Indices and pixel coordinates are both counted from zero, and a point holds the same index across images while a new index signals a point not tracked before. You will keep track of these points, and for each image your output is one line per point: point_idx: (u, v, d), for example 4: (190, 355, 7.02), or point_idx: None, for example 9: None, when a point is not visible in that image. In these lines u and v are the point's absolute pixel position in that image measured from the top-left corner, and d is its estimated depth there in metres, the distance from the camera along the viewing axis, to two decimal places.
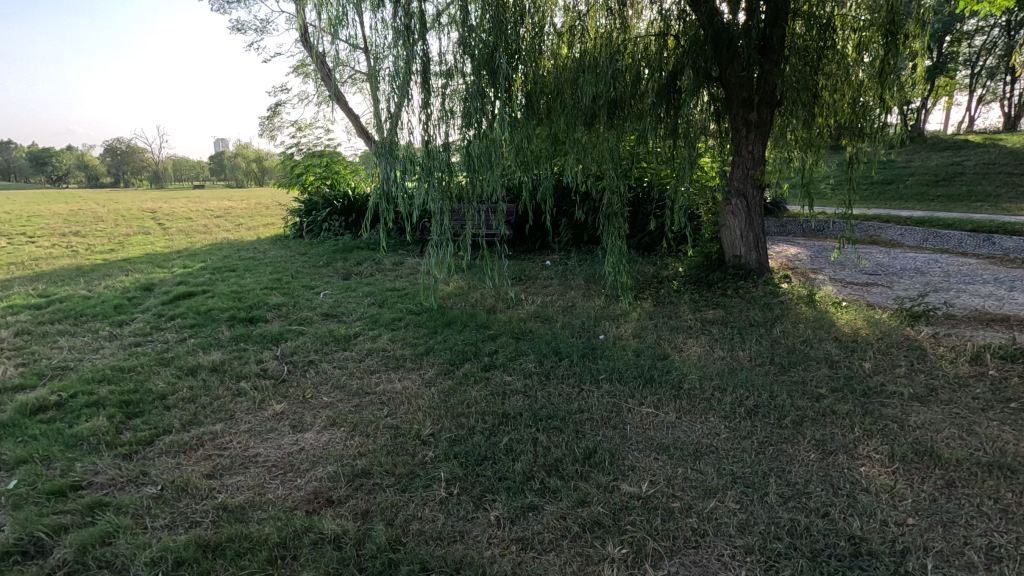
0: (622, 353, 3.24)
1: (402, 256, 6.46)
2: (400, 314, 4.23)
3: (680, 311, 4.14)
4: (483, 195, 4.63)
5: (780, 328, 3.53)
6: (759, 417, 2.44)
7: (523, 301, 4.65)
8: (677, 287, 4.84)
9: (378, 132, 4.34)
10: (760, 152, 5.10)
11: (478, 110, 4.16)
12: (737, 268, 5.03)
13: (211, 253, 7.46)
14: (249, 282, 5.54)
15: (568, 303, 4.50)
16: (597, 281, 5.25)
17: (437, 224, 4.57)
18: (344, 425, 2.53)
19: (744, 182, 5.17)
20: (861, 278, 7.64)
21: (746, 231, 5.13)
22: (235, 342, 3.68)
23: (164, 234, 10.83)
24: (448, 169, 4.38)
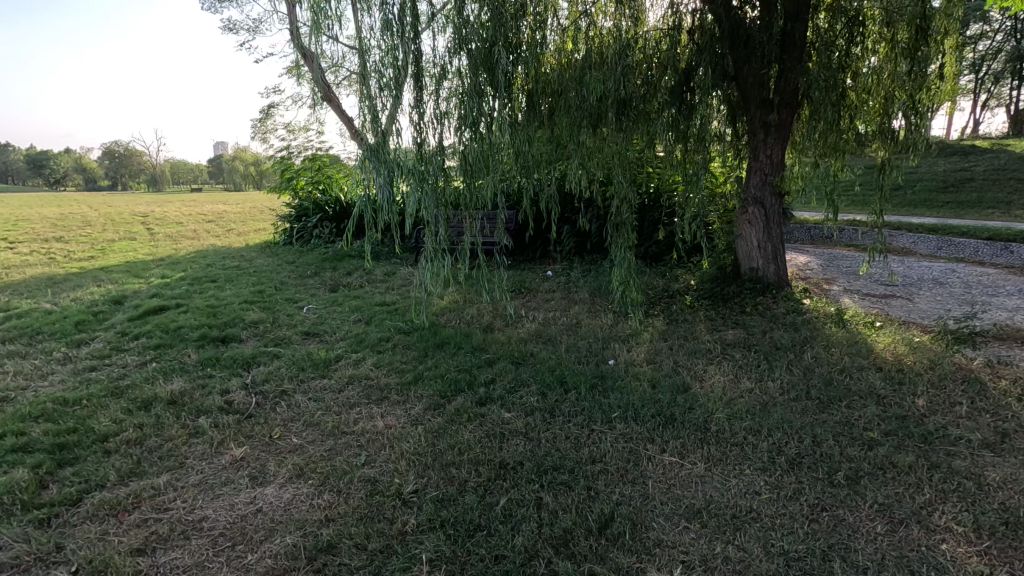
0: (636, 384, 2.86)
1: (394, 266, 6.08)
2: (388, 333, 3.85)
3: (697, 331, 3.76)
4: (481, 202, 4.25)
5: (813, 354, 3.15)
6: (805, 470, 2.05)
7: (524, 318, 4.27)
8: (690, 303, 4.46)
9: (364, 136, 3.92)
10: (779, 156, 4.67)
11: (476, 109, 3.80)
12: (754, 282, 4.66)
13: (194, 262, 7.07)
14: (228, 294, 5.14)
15: (572, 321, 4.12)
16: (603, 295, 4.87)
17: (432, 233, 4.14)
18: (313, 477, 2.15)
19: (762, 189, 4.73)
20: (878, 290, 7.27)
21: (764, 243, 4.74)
22: (201, 368, 3.29)
23: (151, 239, 10.52)
24: (442, 174, 4.00)
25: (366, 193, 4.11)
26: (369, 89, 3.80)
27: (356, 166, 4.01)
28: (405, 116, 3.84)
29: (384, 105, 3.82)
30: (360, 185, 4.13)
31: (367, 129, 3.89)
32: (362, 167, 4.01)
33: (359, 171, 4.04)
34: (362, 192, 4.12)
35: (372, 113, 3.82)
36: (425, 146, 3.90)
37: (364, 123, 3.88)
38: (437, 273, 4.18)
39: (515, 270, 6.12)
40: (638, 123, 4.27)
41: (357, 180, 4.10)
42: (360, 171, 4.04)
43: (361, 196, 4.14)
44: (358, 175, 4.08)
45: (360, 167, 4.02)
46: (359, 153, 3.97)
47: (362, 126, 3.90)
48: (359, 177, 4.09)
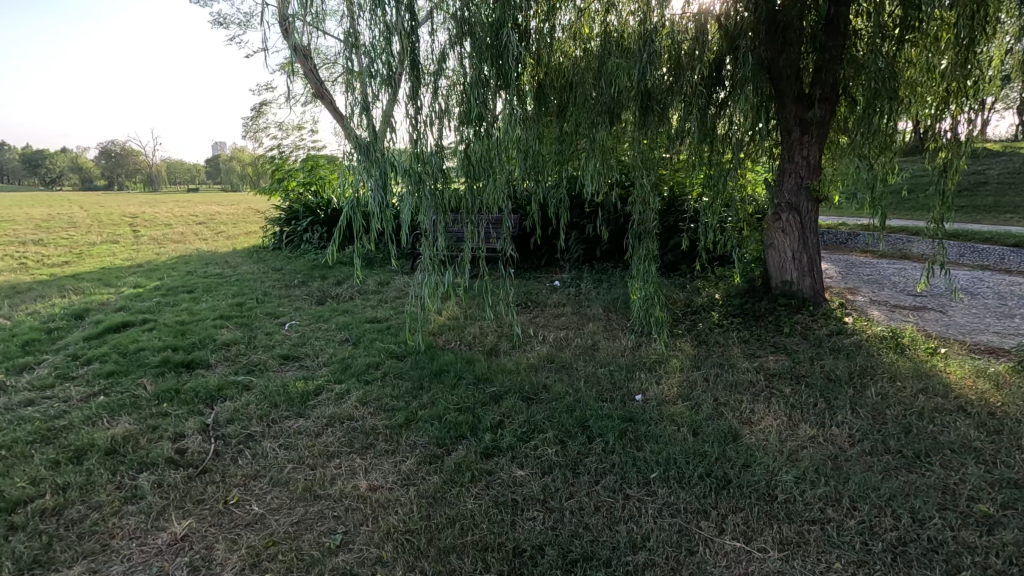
0: (674, 429, 2.38)
1: (389, 276, 5.58)
2: (378, 359, 3.36)
3: (733, 358, 3.28)
4: (484, 207, 3.75)
5: (879, 389, 2.66)
6: (914, 567, 1.57)
7: (533, 339, 3.78)
8: (718, 322, 3.99)
9: (352, 133, 3.41)
10: (817, 158, 4.20)
11: (480, 103, 3.35)
12: (788, 298, 4.19)
13: (173, 268, 6.57)
14: (203, 307, 4.65)
15: (588, 343, 3.63)
16: (620, 311, 4.39)
17: (429, 243, 3.66)
18: (274, 568, 1.67)
19: (797, 194, 4.26)
20: (908, 302, 6.77)
21: (799, 254, 4.26)
22: (155, 403, 2.79)
23: (134, 242, 10.02)
24: (442, 176, 3.52)
25: (353, 198, 3.59)
26: (357, 79, 3.33)
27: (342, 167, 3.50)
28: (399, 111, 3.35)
29: (377, 97, 3.33)
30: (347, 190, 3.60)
31: (356, 126, 3.39)
32: (349, 168, 3.49)
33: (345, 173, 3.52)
34: (349, 198, 3.60)
35: (361, 105, 3.33)
36: (421, 144, 3.40)
37: (352, 118, 3.38)
38: (434, 288, 3.69)
39: (520, 280, 5.64)
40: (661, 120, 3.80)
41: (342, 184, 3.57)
42: (348, 173, 3.53)
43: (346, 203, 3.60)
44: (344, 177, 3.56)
45: (347, 168, 3.51)
46: (345, 153, 3.45)
47: (348, 122, 3.40)
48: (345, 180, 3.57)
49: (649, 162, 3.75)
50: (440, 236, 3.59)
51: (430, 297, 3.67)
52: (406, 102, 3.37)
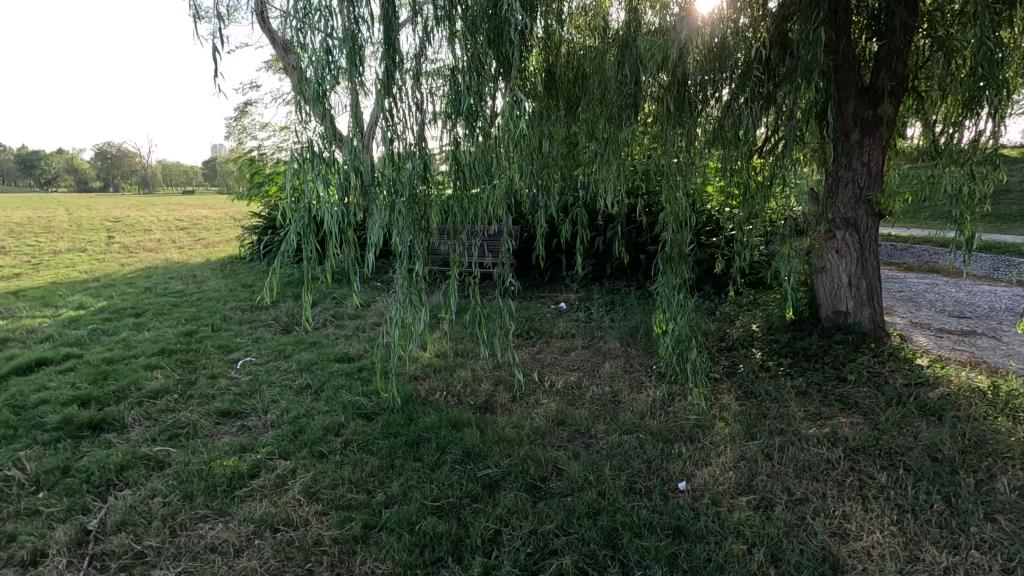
0: (746, 557, 1.66)
1: (371, 297, 4.87)
2: (341, 420, 2.62)
3: (795, 421, 2.57)
4: (476, 222, 3.00)
5: (1014, 483, 1.97)
6: None
7: (538, 386, 3.06)
8: (763, 365, 3.28)
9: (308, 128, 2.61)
10: (879, 165, 3.49)
11: (475, 95, 2.66)
12: (845, 335, 3.47)
13: (130, 285, 5.82)
14: (145, 337, 3.91)
15: (606, 396, 2.92)
16: (640, 347, 3.68)
17: (405, 269, 2.89)
18: None
19: (855, 209, 3.54)
20: (953, 325, 6.06)
21: (857, 280, 3.54)
22: (29, 493, 2.06)
23: (105, 251, 9.29)
24: (427, 185, 2.78)
25: (304, 215, 2.70)
26: (312, 58, 2.58)
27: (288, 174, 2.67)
28: (372, 101, 2.62)
29: (343, 84, 2.59)
30: (292, 203, 2.71)
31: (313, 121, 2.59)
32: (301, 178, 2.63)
33: (294, 182, 2.66)
34: (297, 215, 2.69)
35: (315, 92, 2.54)
36: (402, 141, 2.65)
37: (304, 110, 2.59)
38: (414, 324, 2.97)
39: (521, 302, 4.93)
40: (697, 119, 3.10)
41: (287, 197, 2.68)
42: (297, 182, 2.66)
43: (292, 221, 2.67)
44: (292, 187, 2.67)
45: (296, 177, 2.65)
46: (295, 155, 2.63)
47: (300, 116, 2.61)
48: (293, 191, 2.67)
49: (684, 169, 3.04)
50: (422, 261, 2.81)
51: (409, 336, 2.93)
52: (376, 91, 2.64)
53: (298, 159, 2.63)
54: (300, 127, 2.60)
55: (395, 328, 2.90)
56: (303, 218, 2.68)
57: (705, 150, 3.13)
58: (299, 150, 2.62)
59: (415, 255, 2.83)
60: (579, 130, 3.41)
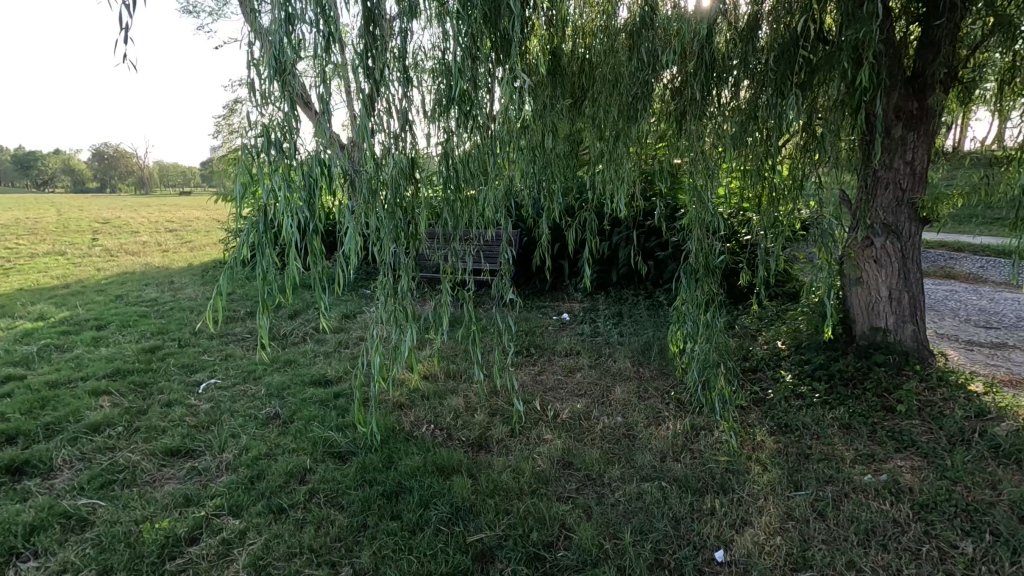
0: None
1: (357, 308, 4.47)
2: (309, 461, 2.23)
3: (845, 465, 2.18)
4: (468, 229, 2.60)
5: None
6: None
7: (540, 417, 2.67)
8: (797, 392, 2.88)
9: (269, 113, 2.08)
10: (924, 164, 3.09)
11: (469, 79, 2.26)
12: (886, 356, 3.07)
13: (99, 292, 5.41)
14: (101, 354, 3.50)
15: (620, 431, 2.52)
16: (654, 369, 3.29)
17: (387, 284, 2.46)
18: None
19: (896, 212, 3.14)
20: (981, 336, 5.68)
21: (898, 293, 3.14)
22: None
23: (84, 254, 8.86)
24: (411, 185, 2.37)
25: (260, 220, 2.12)
26: (265, 28, 2.08)
27: (238, 168, 2.10)
28: (346, 78, 2.14)
29: (310, 58, 2.12)
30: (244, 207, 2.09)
31: (273, 102, 2.07)
32: (257, 175, 2.06)
33: (246, 180, 2.08)
34: (251, 220, 2.11)
35: (273, 67, 2.05)
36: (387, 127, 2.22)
37: (260, 90, 2.07)
38: (398, 348, 2.55)
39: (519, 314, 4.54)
40: (721, 109, 2.73)
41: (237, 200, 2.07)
42: (251, 181, 2.07)
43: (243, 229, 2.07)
44: (243, 186, 2.07)
45: (250, 173, 2.07)
46: (248, 145, 2.07)
47: (254, 97, 2.07)
48: (245, 190, 2.07)
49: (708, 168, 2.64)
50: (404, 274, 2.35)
51: (392, 361, 2.53)
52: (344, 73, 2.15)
53: (254, 151, 2.07)
54: (256, 110, 2.06)
55: (375, 351, 2.50)
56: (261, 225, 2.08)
57: (733, 146, 2.73)
58: (257, 140, 2.07)
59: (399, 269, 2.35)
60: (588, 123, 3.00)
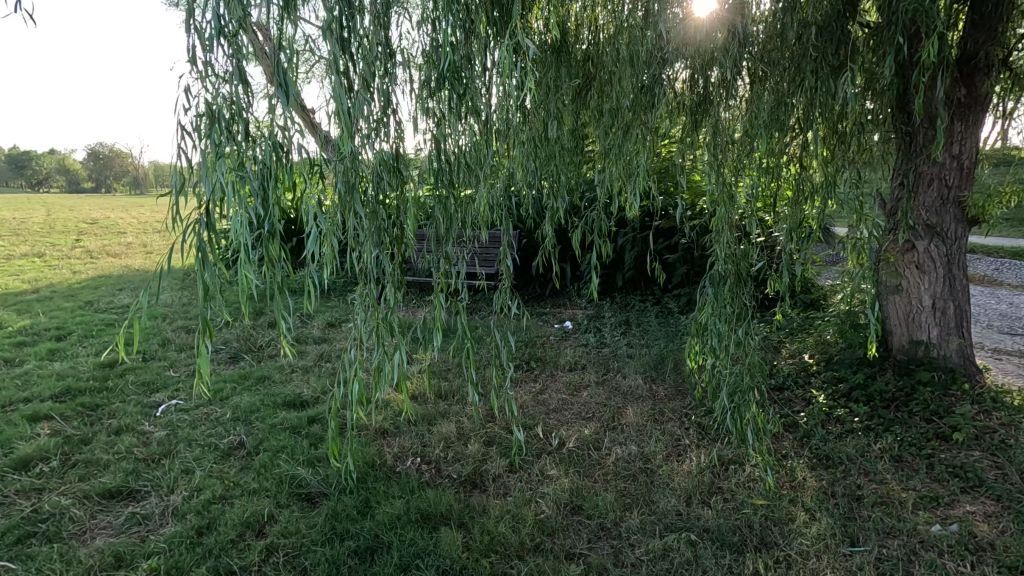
0: None
1: (342, 316, 4.12)
2: (271, 505, 1.88)
3: (905, 510, 1.85)
4: (459, 231, 2.26)
5: None
6: None
7: (544, 447, 2.33)
8: (834, 416, 2.54)
9: (213, 85, 1.54)
10: (971, 158, 2.76)
11: (463, 57, 2.02)
12: (932, 374, 2.73)
13: (67, 298, 5.04)
14: (53, 370, 3.14)
15: (635, 466, 2.18)
16: (669, 387, 2.95)
17: (366, 299, 2.05)
18: None
19: (941, 213, 2.80)
20: (1006, 343, 5.37)
21: (943, 302, 2.81)
22: None
23: (62, 257, 8.49)
24: (396, 181, 1.99)
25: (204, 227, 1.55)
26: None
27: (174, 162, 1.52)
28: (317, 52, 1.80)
29: (266, 20, 1.69)
30: (182, 208, 1.52)
31: (217, 70, 1.55)
32: (200, 163, 1.53)
33: (184, 173, 1.52)
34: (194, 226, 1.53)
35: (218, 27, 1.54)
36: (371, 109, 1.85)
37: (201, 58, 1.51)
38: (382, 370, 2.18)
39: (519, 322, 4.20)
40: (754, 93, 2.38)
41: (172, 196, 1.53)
42: (192, 172, 1.53)
43: (179, 235, 1.51)
44: (180, 178, 1.51)
45: (192, 163, 1.53)
46: (187, 130, 1.51)
47: (193, 68, 1.51)
48: (183, 184, 1.51)
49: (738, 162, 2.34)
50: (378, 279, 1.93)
51: (375, 387, 2.16)
52: (313, 44, 1.79)
53: (196, 135, 1.53)
54: (193, 80, 1.52)
55: (354, 376, 2.12)
56: (208, 229, 1.53)
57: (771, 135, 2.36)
58: (200, 121, 1.54)
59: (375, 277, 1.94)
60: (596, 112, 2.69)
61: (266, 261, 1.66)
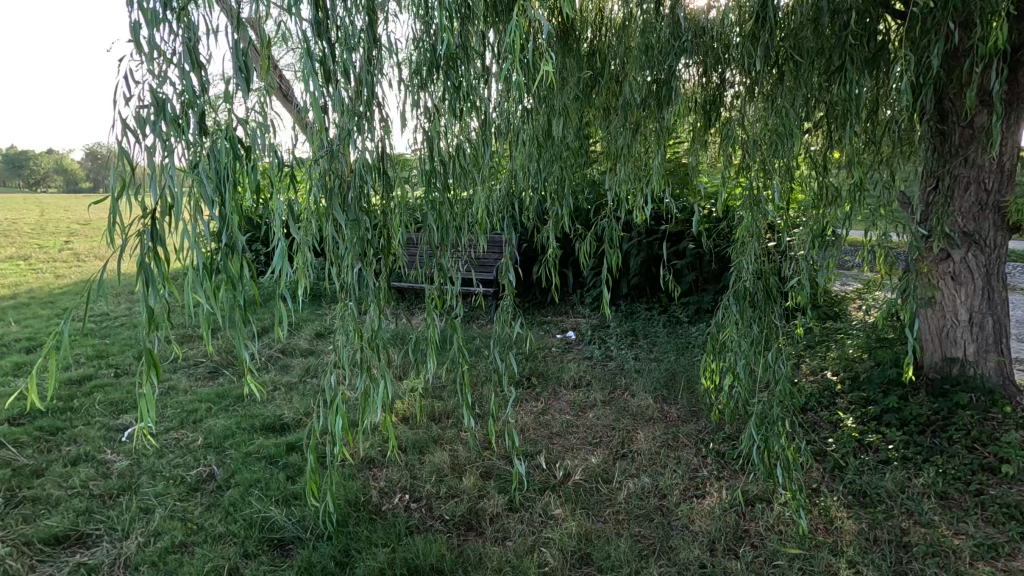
0: None
1: (332, 326, 3.89)
2: (237, 556, 1.66)
3: (959, 563, 1.63)
4: (454, 241, 2.02)
5: None
6: None
7: (547, 480, 2.11)
8: (867, 444, 2.31)
9: (160, 68, 1.27)
10: (1012, 159, 2.52)
11: (459, 45, 1.80)
12: (972, 394, 2.50)
13: (45, 305, 4.81)
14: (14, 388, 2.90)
15: (649, 504, 1.96)
16: (682, 408, 2.73)
17: (349, 319, 1.77)
18: None
19: (979, 218, 2.56)
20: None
21: (980, 316, 2.58)
22: None
23: (49, 259, 8.26)
24: (382, 185, 1.73)
25: (150, 237, 1.25)
26: None
27: (113, 160, 1.23)
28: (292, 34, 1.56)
29: None
30: (124, 216, 1.23)
31: (164, 51, 1.28)
32: (145, 161, 1.24)
33: (124, 173, 1.23)
34: (137, 238, 1.23)
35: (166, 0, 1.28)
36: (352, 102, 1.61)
37: (145, 38, 1.26)
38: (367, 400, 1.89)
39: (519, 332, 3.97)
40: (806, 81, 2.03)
41: (109, 202, 1.22)
42: (134, 172, 1.24)
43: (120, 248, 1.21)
44: (120, 179, 1.22)
45: (134, 161, 1.24)
46: (127, 122, 1.24)
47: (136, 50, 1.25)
48: (124, 186, 1.22)
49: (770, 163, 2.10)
50: (361, 297, 1.67)
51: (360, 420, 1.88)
52: (286, 30, 1.56)
53: (140, 130, 1.25)
54: (136, 64, 1.25)
55: (336, 410, 1.82)
56: (153, 242, 1.25)
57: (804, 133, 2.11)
58: (145, 112, 1.26)
59: (358, 294, 1.68)
60: (604, 108, 2.46)
61: (225, 280, 1.38)
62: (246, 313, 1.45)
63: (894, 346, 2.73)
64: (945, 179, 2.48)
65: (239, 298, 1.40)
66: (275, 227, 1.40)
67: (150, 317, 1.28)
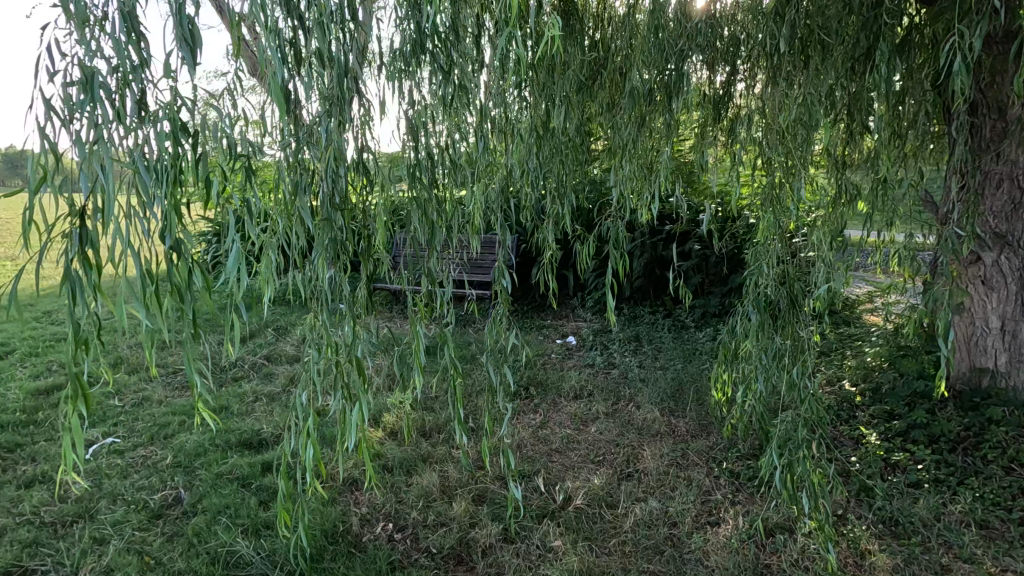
0: None
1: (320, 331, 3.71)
2: None
3: None
4: (444, 243, 1.84)
5: None
6: None
7: (546, 506, 1.93)
8: (894, 464, 2.13)
9: (94, 41, 1.07)
10: None
11: (447, 24, 1.63)
12: (1006, 409, 2.31)
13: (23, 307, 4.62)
14: None
15: (657, 534, 1.78)
16: (691, 422, 2.54)
17: (325, 331, 1.57)
18: None
19: (1014, 219, 2.36)
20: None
21: (1015, 324, 2.39)
22: None
23: None
24: (362, 180, 1.55)
25: (77, 239, 1.03)
26: None
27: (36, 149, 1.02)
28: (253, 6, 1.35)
29: None
30: (48, 216, 1.03)
31: (101, 22, 1.08)
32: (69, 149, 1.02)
33: (47, 164, 1.03)
34: (61, 241, 1.02)
35: None
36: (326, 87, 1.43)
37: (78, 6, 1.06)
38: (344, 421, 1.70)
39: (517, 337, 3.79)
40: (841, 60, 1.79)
41: (32, 199, 1.03)
42: (59, 162, 1.03)
43: (40, 254, 1.01)
44: (41, 171, 1.02)
45: (58, 149, 1.03)
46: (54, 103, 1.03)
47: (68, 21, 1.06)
48: (47, 179, 1.01)
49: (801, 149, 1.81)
50: (341, 307, 1.49)
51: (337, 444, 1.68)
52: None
53: (67, 114, 1.03)
54: (67, 38, 1.05)
55: (306, 433, 1.63)
56: (79, 246, 1.04)
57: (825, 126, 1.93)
58: (74, 91, 1.04)
59: (337, 304, 1.49)
60: (608, 99, 2.27)
61: (169, 289, 1.14)
62: (198, 328, 1.21)
63: (919, 356, 2.55)
64: (978, 176, 2.28)
65: (187, 311, 1.17)
66: (226, 225, 1.16)
67: (78, 336, 1.07)
